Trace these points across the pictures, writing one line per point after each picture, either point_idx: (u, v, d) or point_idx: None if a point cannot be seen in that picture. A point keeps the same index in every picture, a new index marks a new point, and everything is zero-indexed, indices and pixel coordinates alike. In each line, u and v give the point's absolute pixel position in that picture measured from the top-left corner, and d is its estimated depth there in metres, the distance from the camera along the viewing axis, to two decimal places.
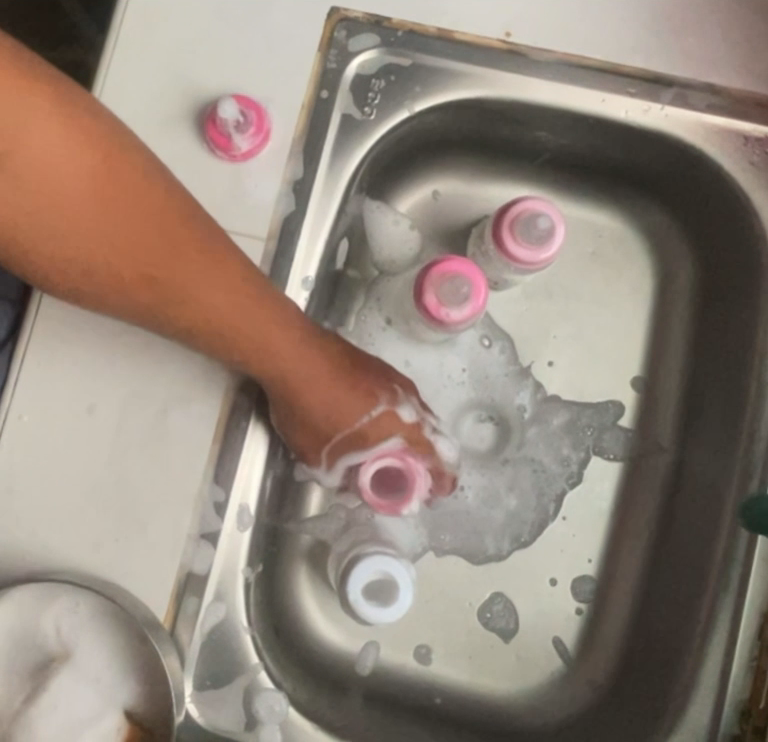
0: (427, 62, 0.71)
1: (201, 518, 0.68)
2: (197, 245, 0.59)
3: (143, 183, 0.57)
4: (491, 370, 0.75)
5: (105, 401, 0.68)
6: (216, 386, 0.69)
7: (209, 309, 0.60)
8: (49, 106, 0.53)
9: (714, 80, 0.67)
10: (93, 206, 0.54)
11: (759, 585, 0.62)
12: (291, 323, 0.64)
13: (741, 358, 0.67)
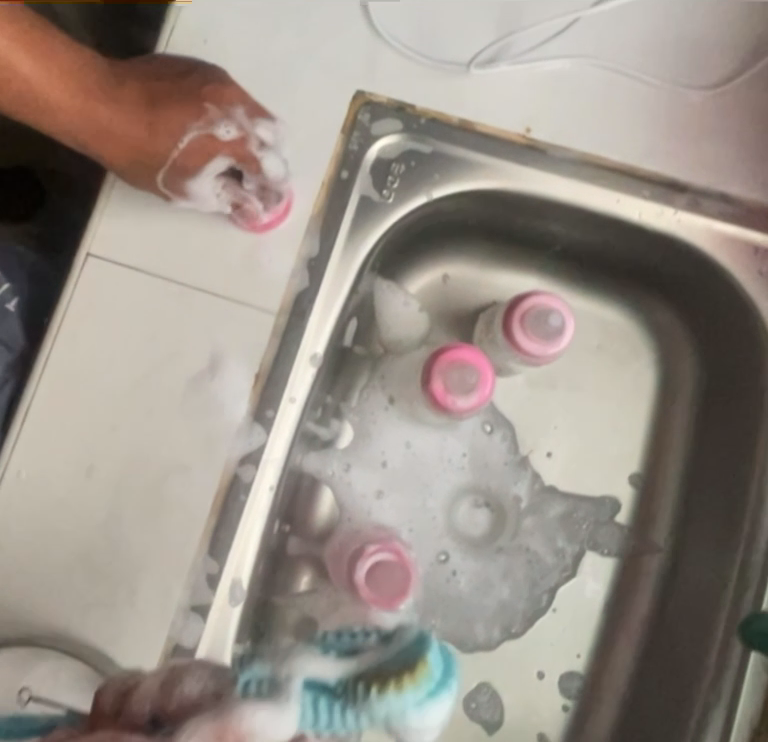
0: (449, 151, 0.69)
1: (194, 592, 0.61)
2: (96, 86, 0.59)
3: (52, 48, 0.57)
4: (495, 452, 0.75)
5: (104, 460, 0.61)
6: (216, 453, 0.62)
7: (108, 132, 0.60)
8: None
9: (730, 190, 0.68)
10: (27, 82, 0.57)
11: (753, 700, 0.59)
12: (166, 143, 0.60)
13: (738, 477, 0.67)
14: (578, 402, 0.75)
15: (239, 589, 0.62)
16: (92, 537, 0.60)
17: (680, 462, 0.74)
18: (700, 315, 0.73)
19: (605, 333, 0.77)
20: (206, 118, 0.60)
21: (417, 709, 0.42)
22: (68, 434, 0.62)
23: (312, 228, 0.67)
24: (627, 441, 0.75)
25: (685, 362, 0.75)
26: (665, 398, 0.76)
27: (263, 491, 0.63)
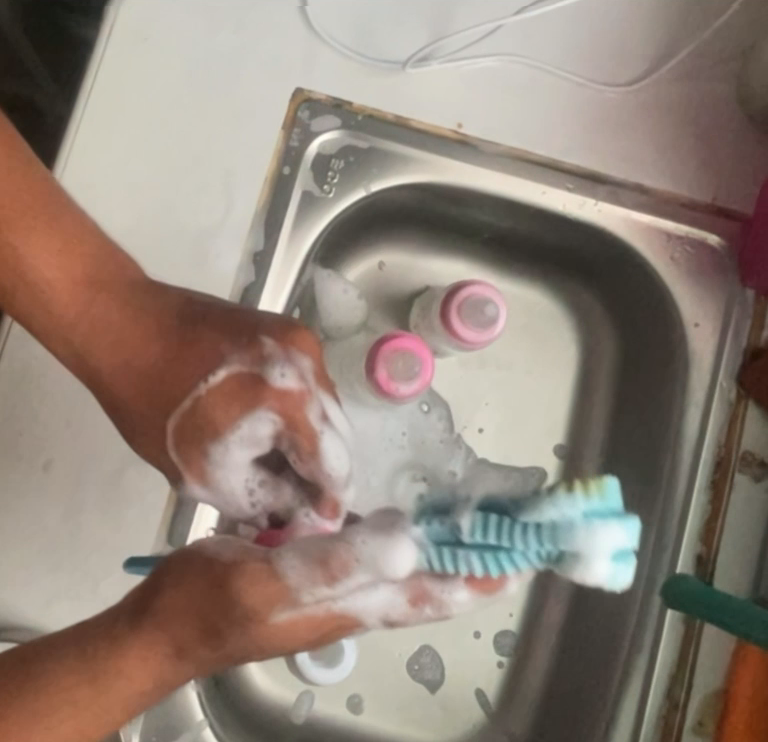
0: (385, 146, 0.72)
1: None
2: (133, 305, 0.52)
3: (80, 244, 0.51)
4: (432, 430, 0.79)
5: (63, 453, 0.64)
6: None
7: (115, 364, 0.52)
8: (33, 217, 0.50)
9: (645, 181, 0.72)
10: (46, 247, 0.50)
11: (670, 651, 0.66)
12: (210, 374, 0.51)
13: (655, 449, 0.72)
14: (508, 380, 0.80)
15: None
16: (54, 530, 0.63)
17: (603, 434, 0.80)
18: (620, 297, 0.78)
19: (531, 315, 0.82)
20: (256, 354, 0.51)
21: (589, 522, 0.41)
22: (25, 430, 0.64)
23: (256, 224, 0.69)
24: (552, 416, 0.81)
25: (605, 339, 0.80)
26: (588, 373, 0.81)
27: None
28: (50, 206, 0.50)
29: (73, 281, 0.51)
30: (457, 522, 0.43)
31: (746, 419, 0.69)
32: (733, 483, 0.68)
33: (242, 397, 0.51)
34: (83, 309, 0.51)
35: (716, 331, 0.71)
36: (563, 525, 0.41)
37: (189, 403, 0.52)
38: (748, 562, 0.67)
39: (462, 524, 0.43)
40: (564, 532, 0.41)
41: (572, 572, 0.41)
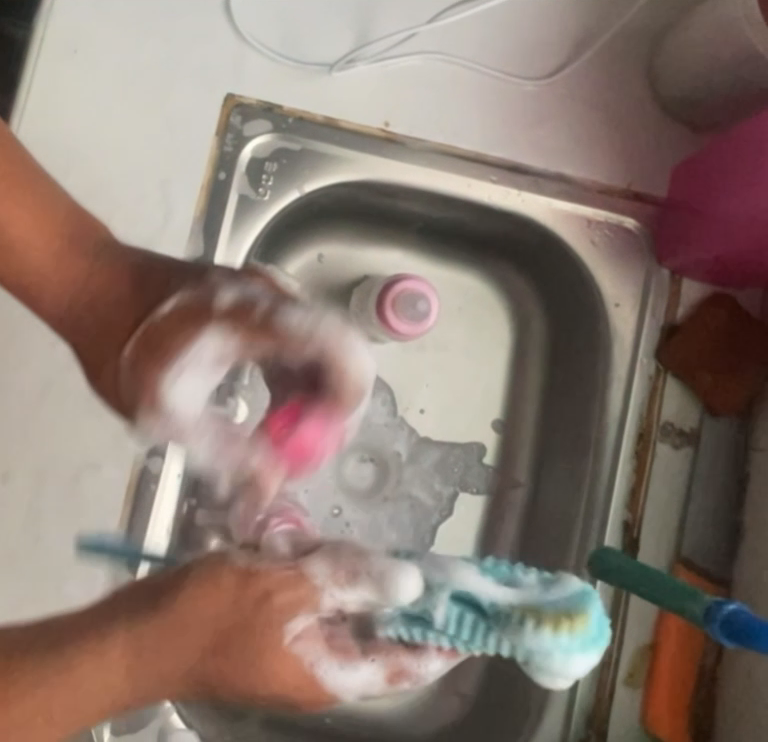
0: (316, 148, 0.75)
1: None
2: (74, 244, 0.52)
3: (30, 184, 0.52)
4: (377, 414, 0.83)
5: (22, 469, 0.68)
6: (125, 451, 0.70)
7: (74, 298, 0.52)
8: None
9: (566, 170, 0.76)
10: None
11: (602, 612, 0.72)
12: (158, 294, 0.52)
13: (583, 422, 0.77)
14: (447, 361, 0.84)
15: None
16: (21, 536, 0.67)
17: (538, 408, 0.84)
18: (549, 278, 0.82)
19: (465, 297, 0.86)
20: (204, 285, 0.52)
21: (567, 655, 0.43)
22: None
23: (196, 231, 0.72)
24: (489, 392, 0.85)
25: (536, 318, 0.85)
26: (521, 350, 0.85)
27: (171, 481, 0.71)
28: (5, 147, 0.51)
29: (21, 218, 0.51)
30: (429, 612, 0.45)
31: (664, 391, 0.75)
32: (655, 451, 0.73)
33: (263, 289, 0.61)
34: (29, 242, 0.51)
35: (636, 310, 0.76)
36: (541, 655, 0.43)
37: (150, 330, 0.51)
38: (669, 525, 0.73)
39: (435, 625, 0.45)
40: (540, 654, 0.43)
41: (546, 677, 0.44)
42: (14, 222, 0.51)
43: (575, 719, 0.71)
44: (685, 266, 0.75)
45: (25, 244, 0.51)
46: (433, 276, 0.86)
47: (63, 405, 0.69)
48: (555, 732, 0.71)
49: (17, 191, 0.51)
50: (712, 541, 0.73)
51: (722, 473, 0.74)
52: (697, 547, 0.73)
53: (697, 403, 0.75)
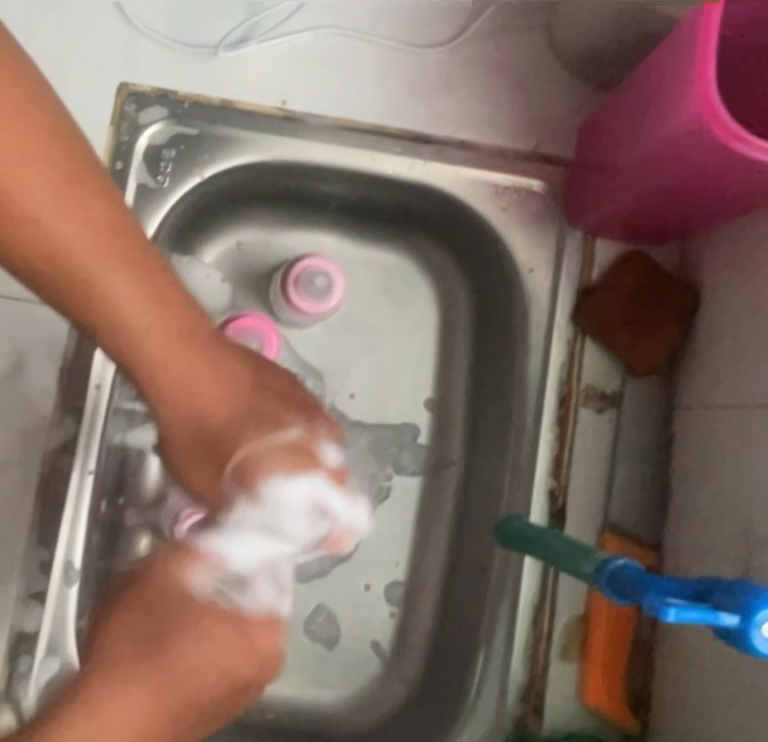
0: (213, 131, 0.73)
1: (29, 578, 0.69)
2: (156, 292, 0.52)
3: (119, 243, 0.50)
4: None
5: None
6: (33, 449, 0.70)
7: (153, 363, 0.54)
8: (82, 194, 0.49)
9: (469, 137, 0.75)
10: (82, 228, 0.49)
11: (530, 585, 0.71)
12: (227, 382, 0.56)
13: (506, 392, 0.76)
14: (374, 342, 0.82)
15: (72, 569, 0.69)
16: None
17: (467, 384, 0.82)
18: (468, 249, 0.79)
19: (388, 277, 0.83)
20: (312, 431, 0.60)
21: None
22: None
23: None
24: (418, 371, 0.83)
25: (460, 294, 0.82)
26: (448, 327, 0.83)
27: (83, 479, 0.70)
28: (134, 241, 0.51)
29: (122, 299, 0.51)
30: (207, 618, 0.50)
31: (583, 354, 0.73)
32: (576, 417, 0.72)
33: (304, 458, 0.59)
34: (156, 347, 0.53)
35: (550, 274, 0.74)
36: None
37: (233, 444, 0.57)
38: (596, 490, 0.71)
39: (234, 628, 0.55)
40: None
41: None
42: (135, 312, 0.52)
43: (510, 697, 0.69)
44: (596, 226, 0.73)
45: (140, 328, 0.52)
46: (355, 258, 0.83)
47: None
48: (491, 710, 0.70)
49: (163, 304, 0.53)
50: (641, 506, 0.71)
51: (647, 435, 0.72)
52: (624, 512, 0.71)
53: (618, 365, 0.73)
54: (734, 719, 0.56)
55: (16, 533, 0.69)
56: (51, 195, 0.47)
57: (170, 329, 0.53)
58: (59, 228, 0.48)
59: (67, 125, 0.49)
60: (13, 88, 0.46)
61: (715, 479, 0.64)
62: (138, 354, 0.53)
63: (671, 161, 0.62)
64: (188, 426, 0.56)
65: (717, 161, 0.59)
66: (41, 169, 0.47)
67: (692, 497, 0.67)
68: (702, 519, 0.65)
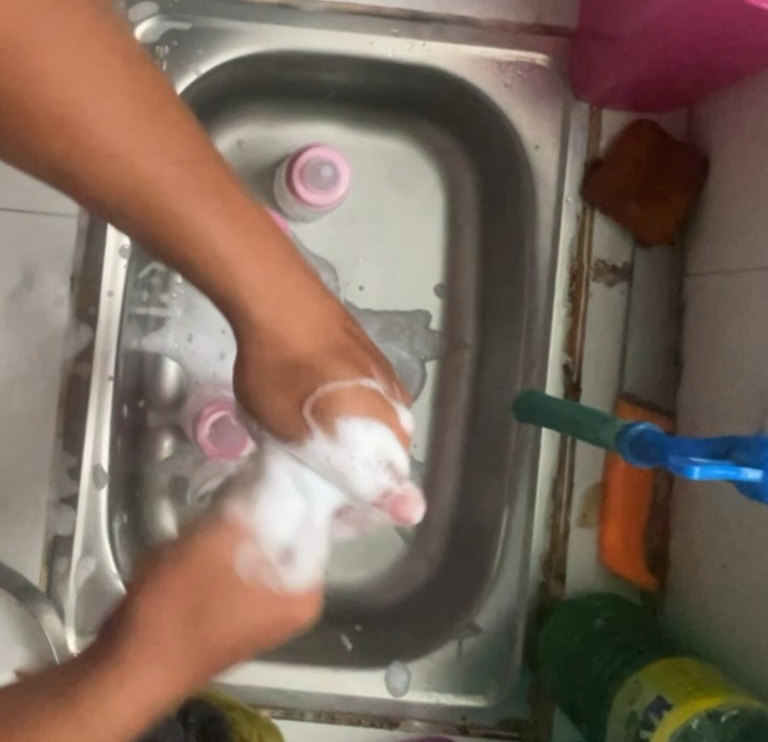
0: (207, 24, 0.72)
1: (59, 484, 0.70)
2: (236, 207, 0.43)
3: (183, 153, 0.41)
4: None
5: None
6: (53, 359, 0.70)
7: (231, 280, 0.43)
8: (123, 86, 0.40)
9: (467, 14, 0.73)
10: (121, 121, 0.39)
11: (548, 457, 0.73)
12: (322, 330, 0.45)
13: (516, 272, 0.76)
14: (380, 231, 0.82)
15: (100, 471, 0.70)
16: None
17: (476, 268, 0.82)
18: (470, 131, 0.78)
19: (392, 164, 0.82)
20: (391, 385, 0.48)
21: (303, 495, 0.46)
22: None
23: None
24: (427, 257, 0.83)
25: (466, 177, 0.82)
26: (456, 211, 0.82)
27: (105, 388, 0.70)
28: (237, 197, 0.43)
29: (206, 258, 0.42)
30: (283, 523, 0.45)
31: (592, 229, 0.73)
32: (588, 291, 0.73)
33: (386, 415, 0.45)
34: (308, 331, 0.45)
35: (557, 149, 0.74)
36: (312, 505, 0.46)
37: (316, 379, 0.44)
38: (610, 363, 0.73)
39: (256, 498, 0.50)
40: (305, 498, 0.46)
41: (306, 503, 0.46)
42: (224, 253, 0.42)
43: (533, 565, 0.72)
44: (603, 96, 0.72)
45: (253, 303, 0.44)
46: (357, 146, 0.82)
47: None
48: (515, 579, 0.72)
49: (265, 252, 0.43)
50: (655, 375, 0.73)
51: (657, 304, 0.73)
52: (637, 381, 0.73)
53: (627, 236, 0.74)
54: (749, 565, 0.58)
55: (42, 442, 0.69)
56: (130, 134, 0.40)
57: (295, 284, 0.44)
58: (136, 160, 0.40)
59: (134, 48, 0.41)
60: (113, 38, 0.40)
61: (731, 340, 0.65)
62: (244, 316, 0.44)
63: (683, 24, 0.61)
64: (277, 367, 0.45)
65: (731, 20, 0.58)
66: (110, 102, 0.39)
67: (705, 361, 0.68)
68: (716, 381, 0.67)
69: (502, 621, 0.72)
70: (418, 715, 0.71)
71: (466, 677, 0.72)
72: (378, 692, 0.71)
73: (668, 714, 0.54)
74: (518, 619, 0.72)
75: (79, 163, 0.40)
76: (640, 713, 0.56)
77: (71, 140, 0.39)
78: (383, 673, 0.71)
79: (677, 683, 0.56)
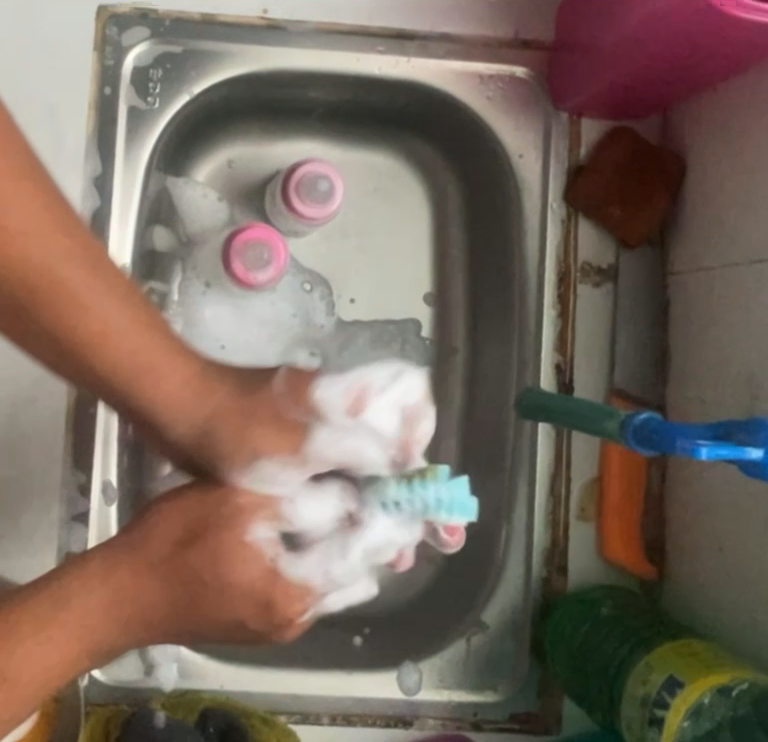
0: (198, 47, 0.74)
1: (68, 501, 0.71)
2: (145, 320, 0.48)
3: (111, 279, 0.46)
4: (318, 310, 0.83)
5: None
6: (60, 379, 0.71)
7: (148, 382, 0.48)
8: (67, 239, 0.44)
9: (448, 29, 0.76)
10: (66, 272, 0.44)
11: (546, 455, 0.75)
12: (233, 405, 0.51)
13: (505, 276, 0.79)
14: (370, 242, 0.84)
15: (110, 487, 0.72)
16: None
17: (464, 275, 0.84)
18: (454, 142, 0.81)
19: (379, 177, 0.85)
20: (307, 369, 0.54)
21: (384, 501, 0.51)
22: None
23: (91, 150, 0.72)
24: (416, 266, 0.85)
25: (451, 187, 0.84)
26: (441, 220, 0.85)
27: (111, 402, 0.72)
28: (104, 270, 0.46)
29: (113, 366, 0.47)
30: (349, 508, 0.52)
31: (577, 233, 0.76)
32: (576, 292, 0.76)
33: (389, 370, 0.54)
34: (176, 397, 0.49)
35: (540, 156, 0.76)
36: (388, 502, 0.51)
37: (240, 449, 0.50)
38: (601, 360, 0.75)
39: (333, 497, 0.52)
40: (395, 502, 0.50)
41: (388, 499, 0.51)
42: (136, 362, 0.47)
43: (535, 560, 0.74)
44: (583, 104, 0.75)
45: (152, 385, 0.49)
46: (345, 161, 0.84)
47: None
48: (517, 574, 0.74)
49: (165, 351, 0.49)
50: (644, 370, 0.76)
51: (642, 302, 0.76)
52: (627, 377, 0.75)
53: (611, 238, 0.76)
54: (746, 546, 0.61)
55: (50, 459, 0.70)
56: (54, 255, 0.43)
57: (170, 355, 0.49)
58: (62, 275, 0.44)
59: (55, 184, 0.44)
60: (14, 151, 0.42)
61: (715, 334, 0.68)
62: (166, 419, 0.50)
63: (663, 32, 0.64)
64: (183, 429, 0.50)
65: (709, 28, 0.62)
66: (39, 226, 0.43)
67: (692, 354, 0.71)
68: (704, 372, 0.69)
69: (506, 616, 0.74)
70: (430, 713, 0.73)
71: (474, 673, 0.74)
72: (390, 691, 0.73)
73: (680, 693, 0.56)
74: (523, 613, 0.74)
75: (25, 299, 0.44)
76: (653, 694, 0.58)
77: (20, 276, 0.43)
78: (395, 674, 0.73)
79: (686, 662, 0.58)
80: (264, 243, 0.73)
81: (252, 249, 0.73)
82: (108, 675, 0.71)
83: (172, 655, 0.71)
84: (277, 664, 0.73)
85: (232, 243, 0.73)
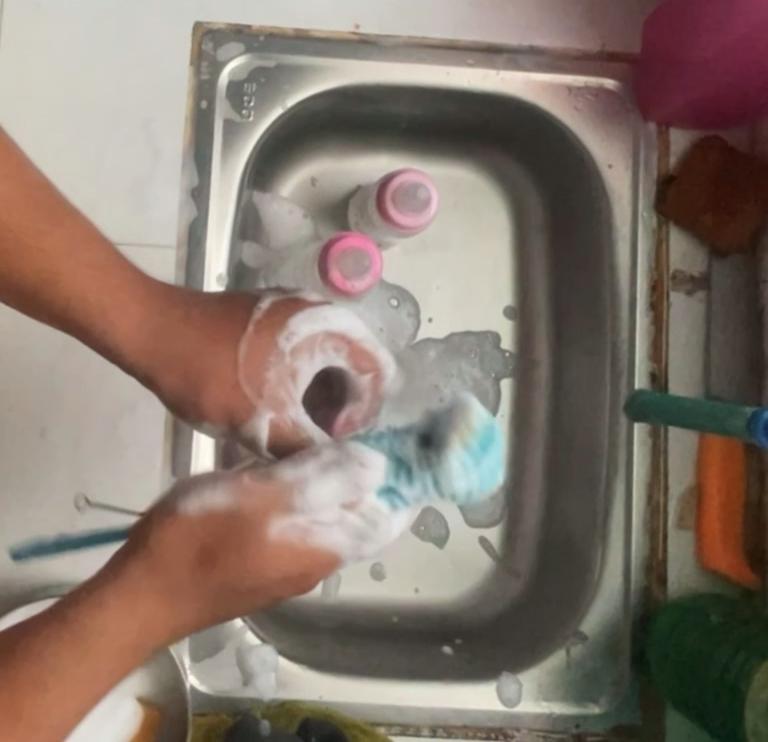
0: (291, 61, 0.75)
1: None
2: (104, 266, 0.51)
3: (83, 246, 0.50)
4: (404, 327, 0.83)
5: (57, 424, 0.69)
6: None
7: (111, 324, 0.51)
8: (44, 202, 0.48)
9: (536, 43, 0.77)
10: (40, 234, 0.48)
11: (642, 462, 0.75)
12: (217, 356, 0.53)
13: (593, 286, 0.79)
14: (451, 256, 0.85)
15: None
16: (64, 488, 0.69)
17: (548, 288, 0.85)
18: (538, 154, 0.82)
19: (460, 191, 0.85)
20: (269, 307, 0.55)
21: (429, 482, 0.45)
22: (15, 406, 0.69)
23: (188, 161, 0.73)
24: (497, 278, 0.85)
25: (532, 200, 0.85)
26: (523, 235, 0.85)
27: None
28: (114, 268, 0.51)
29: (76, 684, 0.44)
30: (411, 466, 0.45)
31: (669, 242, 0.77)
32: (669, 301, 0.76)
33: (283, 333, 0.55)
34: (211, 381, 0.53)
35: (629, 167, 0.77)
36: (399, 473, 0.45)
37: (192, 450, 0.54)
38: (695, 368, 0.75)
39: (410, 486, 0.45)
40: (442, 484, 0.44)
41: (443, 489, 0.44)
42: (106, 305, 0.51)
43: (634, 570, 0.74)
44: (672, 115, 0.76)
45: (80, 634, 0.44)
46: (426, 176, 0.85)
47: (87, 359, 0.70)
48: (617, 584, 0.74)
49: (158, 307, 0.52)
50: (739, 378, 0.75)
51: (735, 311, 0.76)
52: (722, 385, 0.75)
53: (701, 248, 0.77)
54: None
55: (148, 466, 0.70)
56: (86, 277, 0.50)
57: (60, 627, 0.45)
58: (49, 253, 0.48)
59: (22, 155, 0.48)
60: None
61: None
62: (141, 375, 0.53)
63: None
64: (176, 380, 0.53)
65: None
66: (102, 285, 0.51)
67: None
68: None
69: (606, 628, 0.73)
70: (530, 726, 0.72)
71: (572, 686, 0.73)
72: (490, 702, 0.72)
73: None
74: (623, 624, 0.73)
75: (73, 324, 0.51)
76: None
77: (43, 275, 0.49)
78: (495, 684, 0.72)
79: None
80: (360, 251, 0.73)
81: (349, 258, 0.72)
82: (207, 684, 0.70)
83: (270, 665, 0.70)
84: (376, 675, 0.72)
85: (326, 253, 0.73)
